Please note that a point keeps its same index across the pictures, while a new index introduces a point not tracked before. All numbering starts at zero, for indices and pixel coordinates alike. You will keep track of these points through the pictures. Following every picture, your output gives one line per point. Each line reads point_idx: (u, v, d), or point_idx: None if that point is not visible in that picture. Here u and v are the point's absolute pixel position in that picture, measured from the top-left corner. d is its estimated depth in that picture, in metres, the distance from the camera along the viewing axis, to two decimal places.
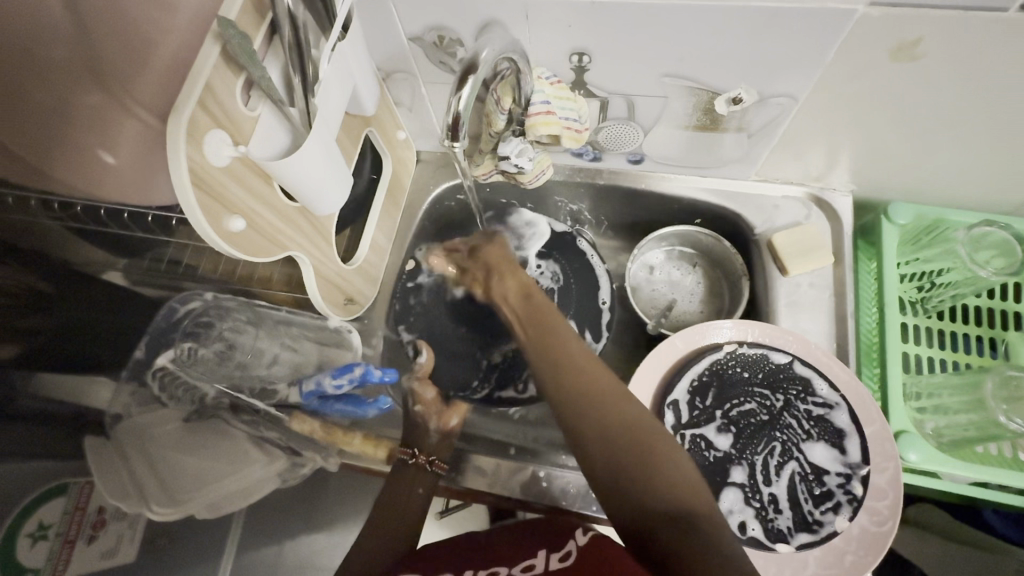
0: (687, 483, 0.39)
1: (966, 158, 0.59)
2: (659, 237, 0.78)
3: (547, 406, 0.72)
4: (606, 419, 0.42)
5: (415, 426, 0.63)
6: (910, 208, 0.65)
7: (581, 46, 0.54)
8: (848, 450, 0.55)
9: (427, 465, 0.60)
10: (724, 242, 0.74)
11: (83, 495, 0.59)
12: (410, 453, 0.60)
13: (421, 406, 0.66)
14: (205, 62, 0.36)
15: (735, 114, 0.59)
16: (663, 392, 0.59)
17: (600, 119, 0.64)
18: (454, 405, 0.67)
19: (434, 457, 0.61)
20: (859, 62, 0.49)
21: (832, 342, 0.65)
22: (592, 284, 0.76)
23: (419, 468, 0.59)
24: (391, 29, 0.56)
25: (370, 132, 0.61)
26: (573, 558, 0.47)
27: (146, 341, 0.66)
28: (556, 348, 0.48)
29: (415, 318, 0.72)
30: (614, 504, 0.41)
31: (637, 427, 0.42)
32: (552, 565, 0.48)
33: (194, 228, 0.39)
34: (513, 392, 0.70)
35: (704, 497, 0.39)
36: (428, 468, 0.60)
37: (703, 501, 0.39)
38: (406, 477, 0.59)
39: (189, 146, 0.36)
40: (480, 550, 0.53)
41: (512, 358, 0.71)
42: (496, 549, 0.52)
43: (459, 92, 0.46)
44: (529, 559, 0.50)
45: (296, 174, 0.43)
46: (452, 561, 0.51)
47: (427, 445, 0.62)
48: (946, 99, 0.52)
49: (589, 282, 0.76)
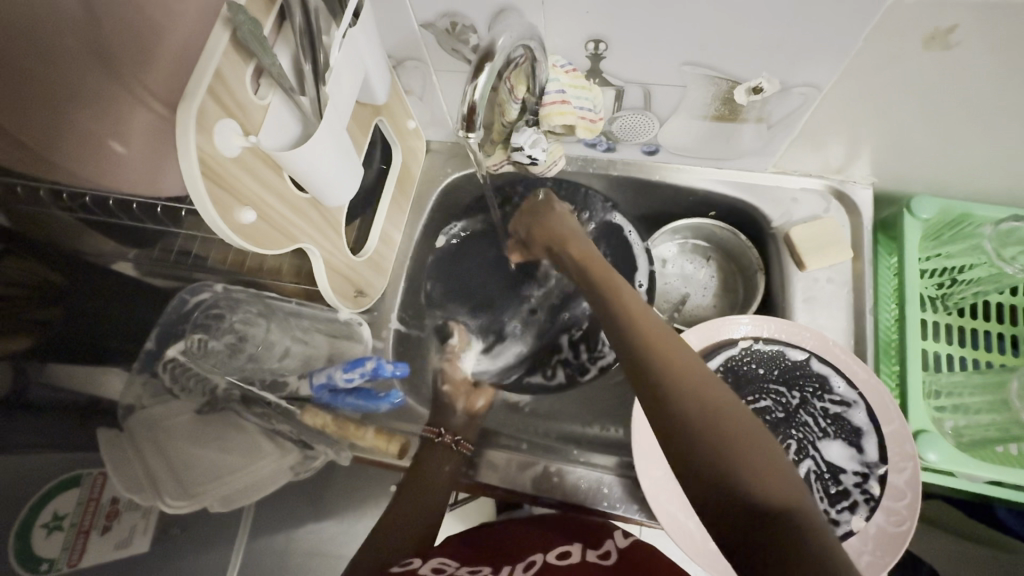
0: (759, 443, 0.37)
1: (994, 150, 0.57)
2: (677, 227, 0.76)
3: (559, 400, 0.71)
4: (675, 371, 0.42)
5: (442, 411, 0.66)
6: (936, 201, 0.62)
7: (598, 33, 0.52)
8: (865, 449, 0.54)
9: (454, 444, 0.63)
10: (739, 235, 0.73)
11: (96, 487, 0.58)
12: (437, 431, 0.63)
13: (451, 386, 0.69)
14: (214, 50, 0.35)
15: (755, 104, 0.57)
16: None
17: (615, 109, 0.62)
18: (483, 387, 0.70)
19: (460, 436, 0.64)
20: (888, 49, 0.48)
21: (849, 339, 0.64)
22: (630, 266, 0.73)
23: (446, 448, 0.62)
24: (402, 16, 0.55)
25: (380, 122, 0.60)
26: (613, 557, 0.52)
27: (156, 332, 0.65)
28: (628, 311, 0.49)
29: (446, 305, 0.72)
30: (681, 451, 0.38)
31: (705, 383, 0.41)
32: (589, 559, 0.53)
33: (205, 219, 0.38)
34: (540, 378, 0.70)
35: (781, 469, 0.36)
36: (455, 448, 0.62)
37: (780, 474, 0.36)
38: (432, 459, 0.62)
39: (199, 136, 0.35)
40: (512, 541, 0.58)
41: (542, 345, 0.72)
42: (526, 538, 0.58)
43: (475, 80, 0.44)
44: (564, 548, 0.55)
45: (307, 165, 0.43)
46: (493, 553, 0.57)
47: (455, 425, 0.65)
48: (978, 89, 0.50)
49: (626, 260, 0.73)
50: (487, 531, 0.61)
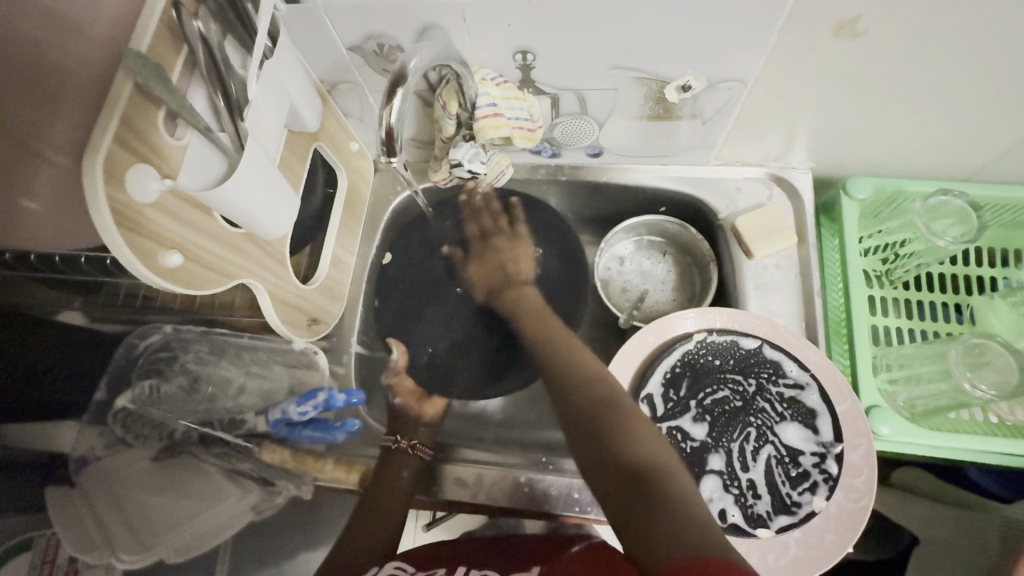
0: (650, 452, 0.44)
1: (916, 130, 0.59)
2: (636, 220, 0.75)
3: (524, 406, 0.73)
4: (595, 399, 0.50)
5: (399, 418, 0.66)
6: (868, 181, 0.65)
7: (524, 44, 0.52)
8: (821, 429, 0.56)
9: (409, 449, 0.61)
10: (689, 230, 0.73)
11: (50, 547, 0.56)
12: (392, 440, 0.62)
13: (400, 400, 0.68)
14: (118, 97, 0.35)
15: (686, 101, 0.58)
16: (637, 387, 0.59)
17: (553, 116, 0.63)
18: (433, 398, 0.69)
19: (416, 442, 0.62)
20: (805, 41, 0.49)
21: (801, 323, 0.65)
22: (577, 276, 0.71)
23: (402, 453, 0.61)
24: (328, 40, 0.54)
25: (319, 147, 0.60)
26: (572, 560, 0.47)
27: (106, 381, 0.63)
28: (575, 369, 0.54)
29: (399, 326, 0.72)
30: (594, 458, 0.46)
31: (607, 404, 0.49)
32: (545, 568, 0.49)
33: (129, 270, 0.37)
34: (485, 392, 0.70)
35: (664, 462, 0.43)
36: (410, 453, 0.61)
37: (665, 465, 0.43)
38: (388, 463, 0.60)
39: (109, 185, 0.34)
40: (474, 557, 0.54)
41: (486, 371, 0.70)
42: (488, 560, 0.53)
43: (390, 105, 0.44)
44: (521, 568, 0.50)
45: (234, 201, 0.42)
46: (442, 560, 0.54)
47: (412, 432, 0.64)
48: (896, 74, 0.52)
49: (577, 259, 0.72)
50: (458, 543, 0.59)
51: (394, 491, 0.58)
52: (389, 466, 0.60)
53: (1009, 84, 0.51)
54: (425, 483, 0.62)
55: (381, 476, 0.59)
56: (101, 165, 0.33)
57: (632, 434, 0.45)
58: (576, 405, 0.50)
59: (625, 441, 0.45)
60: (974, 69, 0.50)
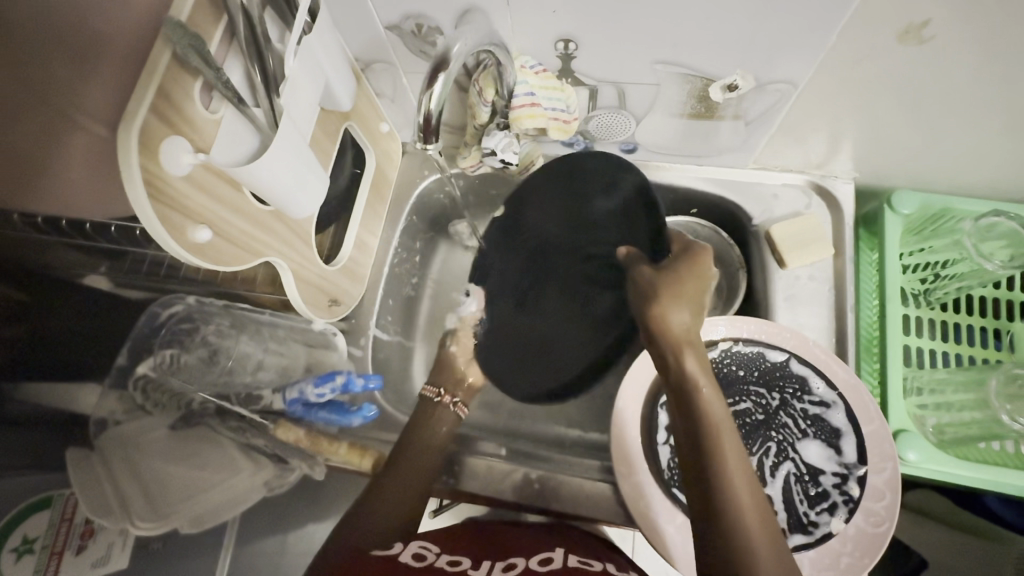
0: (754, 510, 0.39)
1: (974, 144, 0.56)
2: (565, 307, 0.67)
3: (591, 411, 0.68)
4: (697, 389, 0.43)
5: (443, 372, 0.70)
6: (915, 196, 0.62)
7: (566, 32, 0.50)
8: (844, 450, 0.54)
9: (450, 404, 0.65)
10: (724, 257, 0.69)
11: (69, 505, 0.57)
12: (436, 392, 0.66)
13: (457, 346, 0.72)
14: (155, 67, 0.34)
15: (731, 101, 0.55)
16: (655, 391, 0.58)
17: (590, 109, 0.61)
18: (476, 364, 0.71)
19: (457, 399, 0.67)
20: (865, 45, 0.46)
21: (830, 338, 0.63)
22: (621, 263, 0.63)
23: (444, 408, 0.65)
24: (365, 18, 0.53)
25: (350, 127, 0.59)
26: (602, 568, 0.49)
27: (128, 347, 0.63)
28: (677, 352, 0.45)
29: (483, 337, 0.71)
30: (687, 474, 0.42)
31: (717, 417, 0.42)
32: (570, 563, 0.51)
33: (158, 243, 0.37)
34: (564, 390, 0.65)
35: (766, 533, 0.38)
36: (450, 408, 0.65)
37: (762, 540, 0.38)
38: (428, 414, 0.64)
39: (143, 157, 0.34)
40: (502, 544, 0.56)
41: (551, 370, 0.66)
42: (513, 544, 0.56)
43: (430, 90, 0.43)
44: (547, 554, 0.52)
45: (265, 179, 0.41)
46: (468, 548, 0.55)
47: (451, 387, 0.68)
48: (958, 85, 0.49)
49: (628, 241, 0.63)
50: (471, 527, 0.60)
51: (418, 466, 0.58)
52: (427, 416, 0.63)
53: None
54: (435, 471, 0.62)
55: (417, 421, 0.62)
56: (136, 137, 0.32)
57: (734, 473, 0.40)
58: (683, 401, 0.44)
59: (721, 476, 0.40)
60: None
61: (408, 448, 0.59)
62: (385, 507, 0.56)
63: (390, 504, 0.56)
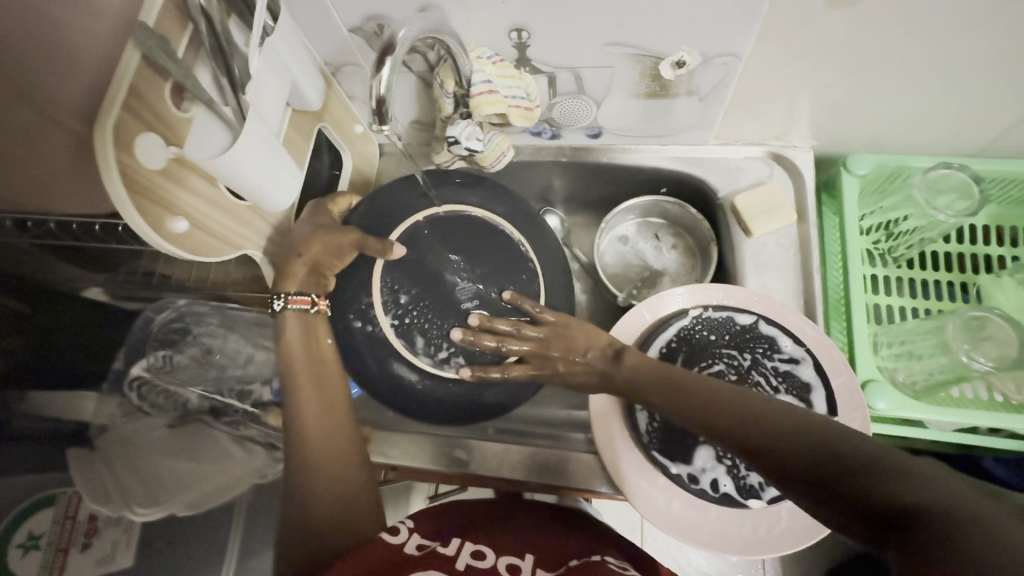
0: (779, 416, 0.40)
1: (921, 101, 0.58)
2: (452, 326, 0.62)
3: (472, 225, 0.66)
4: (692, 389, 0.48)
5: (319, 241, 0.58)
6: (870, 158, 0.64)
7: (519, 22, 0.54)
8: (815, 403, 0.55)
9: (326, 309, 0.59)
10: (444, 370, 0.61)
11: (72, 504, 0.57)
12: (310, 301, 0.58)
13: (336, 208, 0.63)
14: (126, 70, 0.37)
15: (682, 78, 0.58)
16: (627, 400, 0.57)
17: (551, 96, 0.64)
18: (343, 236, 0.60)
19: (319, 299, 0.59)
20: (800, 12, 0.49)
21: (799, 299, 0.65)
22: (508, 280, 0.65)
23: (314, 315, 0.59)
24: (330, 23, 0.56)
25: (323, 128, 0.62)
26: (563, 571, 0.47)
27: (124, 352, 0.67)
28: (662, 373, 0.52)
29: (419, 289, 0.62)
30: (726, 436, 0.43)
31: (720, 396, 0.46)
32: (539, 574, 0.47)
33: (138, 235, 0.39)
34: (453, 255, 0.65)
35: (802, 423, 0.39)
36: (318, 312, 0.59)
37: (805, 426, 0.38)
38: (311, 326, 0.58)
39: (119, 151, 0.36)
40: (475, 531, 0.53)
41: (466, 272, 0.64)
42: (483, 534, 0.52)
43: (378, 75, 0.45)
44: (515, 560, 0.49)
45: (238, 173, 0.44)
46: (443, 532, 0.51)
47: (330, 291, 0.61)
48: (895, 45, 0.51)
49: (485, 276, 0.64)
50: (463, 512, 0.56)
51: (327, 421, 0.54)
52: (301, 325, 0.58)
53: (1010, 50, 0.50)
54: (424, 456, 0.63)
55: (293, 330, 0.57)
56: (111, 131, 0.36)
57: (748, 410, 0.43)
58: (687, 404, 0.47)
59: (745, 414, 0.42)
60: (977, 36, 0.49)
61: (303, 405, 0.54)
62: (324, 489, 0.50)
63: (336, 484, 0.51)
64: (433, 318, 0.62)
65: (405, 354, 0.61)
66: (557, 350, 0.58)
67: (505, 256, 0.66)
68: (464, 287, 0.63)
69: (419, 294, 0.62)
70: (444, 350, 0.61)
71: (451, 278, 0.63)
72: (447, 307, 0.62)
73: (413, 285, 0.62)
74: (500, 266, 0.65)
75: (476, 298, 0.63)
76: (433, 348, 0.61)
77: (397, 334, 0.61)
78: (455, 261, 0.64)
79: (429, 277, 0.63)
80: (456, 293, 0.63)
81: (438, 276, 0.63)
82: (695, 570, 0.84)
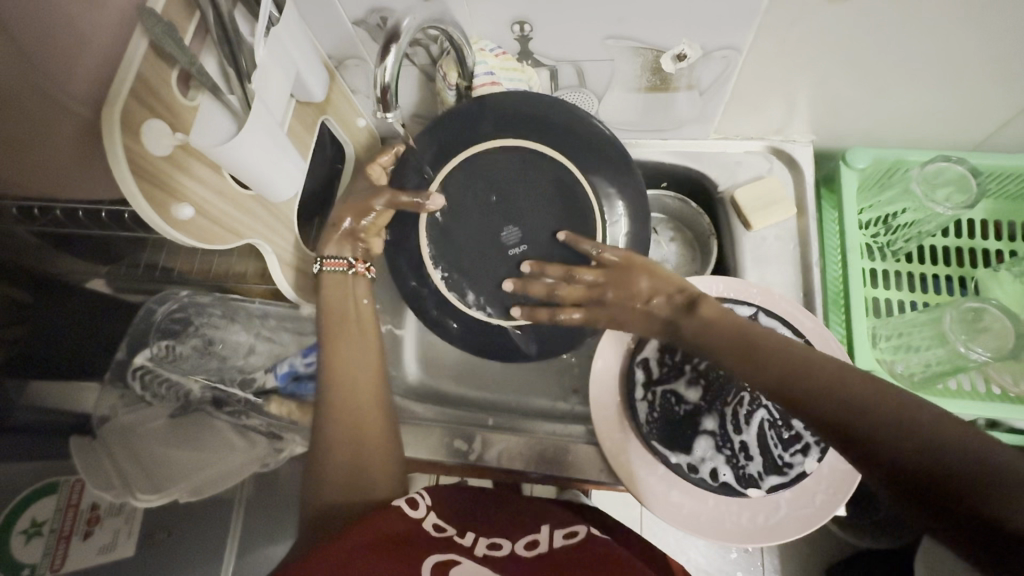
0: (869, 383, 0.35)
1: (919, 96, 0.59)
2: (501, 273, 0.62)
3: (522, 161, 0.61)
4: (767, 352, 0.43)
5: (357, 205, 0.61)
6: (868, 152, 0.64)
7: (521, 15, 0.54)
8: None
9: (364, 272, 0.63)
10: (492, 315, 0.63)
11: (75, 492, 0.59)
12: (346, 264, 0.62)
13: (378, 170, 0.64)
14: (133, 56, 0.38)
15: (683, 71, 0.58)
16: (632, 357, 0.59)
17: (553, 90, 0.65)
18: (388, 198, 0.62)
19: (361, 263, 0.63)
20: (798, 6, 0.49)
21: (798, 292, 0.66)
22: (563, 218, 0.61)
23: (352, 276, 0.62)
24: (334, 16, 0.56)
25: (326, 120, 0.62)
26: (575, 552, 0.47)
27: (126, 342, 0.66)
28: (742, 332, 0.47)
29: (469, 234, 0.62)
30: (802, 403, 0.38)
31: (801, 360, 0.40)
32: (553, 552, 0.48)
33: (144, 221, 0.40)
34: (502, 196, 0.61)
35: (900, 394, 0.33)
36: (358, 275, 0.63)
37: (903, 398, 0.32)
38: (344, 287, 0.62)
39: (126, 135, 0.37)
40: (485, 516, 0.53)
41: (518, 215, 0.61)
42: (497, 520, 0.53)
43: (382, 63, 0.46)
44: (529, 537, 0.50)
45: (242, 160, 0.44)
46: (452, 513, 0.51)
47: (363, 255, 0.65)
48: (893, 39, 0.51)
49: (539, 218, 0.61)
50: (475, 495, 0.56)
51: (353, 389, 0.56)
52: (340, 287, 0.61)
53: (1006, 45, 0.50)
54: (425, 447, 0.64)
55: (330, 292, 0.61)
56: (118, 114, 0.36)
57: (831, 375, 0.37)
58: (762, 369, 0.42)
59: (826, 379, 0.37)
60: (974, 30, 0.49)
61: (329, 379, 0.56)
62: (346, 459, 0.52)
63: (357, 456, 0.53)
64: (485, 265, 0.62)
65: (457, 303, 0.63)
66: (620, 291, 0.57)
67: (559, 196, 0.61)
68: (517, 231, 0.61)
69: (470, 237, 0.62)
70: (494, 295, 0.63)
71: (501, 223, 0.61)
72: (501, 252, 0.62)
73: (464, 230, 0.62)
74: (554, 205, 0.61)
75: (527, 243, 0.62)
76: (482, 293, 0.63)
77: (448, 283, 0.63)
78: (505, 205, 0.61)
79: (480, 224, 0.62)
80: (507, 238, 0.61)
81: (491, 220, 0.62)
82: (694, 567, 0.84)
